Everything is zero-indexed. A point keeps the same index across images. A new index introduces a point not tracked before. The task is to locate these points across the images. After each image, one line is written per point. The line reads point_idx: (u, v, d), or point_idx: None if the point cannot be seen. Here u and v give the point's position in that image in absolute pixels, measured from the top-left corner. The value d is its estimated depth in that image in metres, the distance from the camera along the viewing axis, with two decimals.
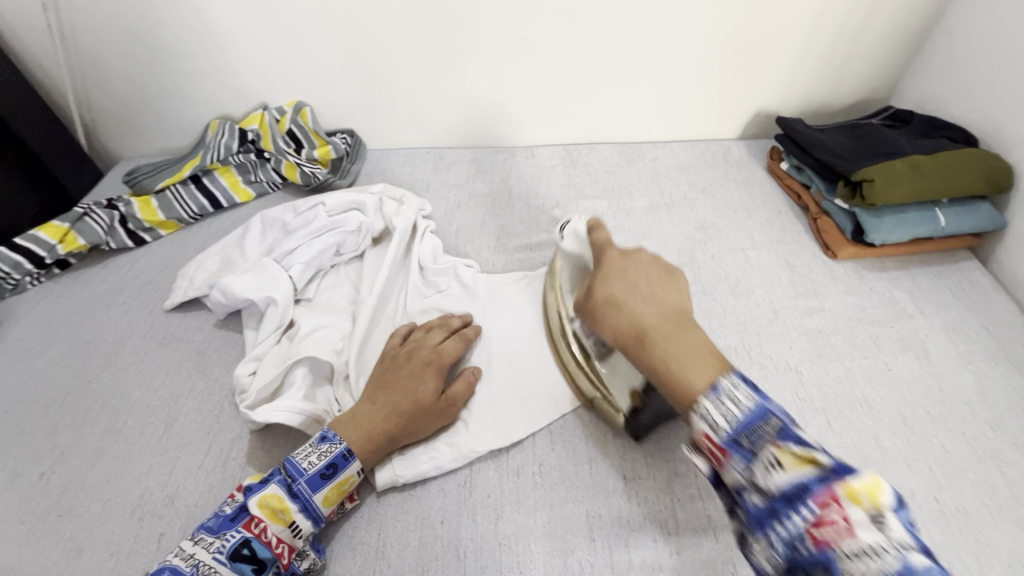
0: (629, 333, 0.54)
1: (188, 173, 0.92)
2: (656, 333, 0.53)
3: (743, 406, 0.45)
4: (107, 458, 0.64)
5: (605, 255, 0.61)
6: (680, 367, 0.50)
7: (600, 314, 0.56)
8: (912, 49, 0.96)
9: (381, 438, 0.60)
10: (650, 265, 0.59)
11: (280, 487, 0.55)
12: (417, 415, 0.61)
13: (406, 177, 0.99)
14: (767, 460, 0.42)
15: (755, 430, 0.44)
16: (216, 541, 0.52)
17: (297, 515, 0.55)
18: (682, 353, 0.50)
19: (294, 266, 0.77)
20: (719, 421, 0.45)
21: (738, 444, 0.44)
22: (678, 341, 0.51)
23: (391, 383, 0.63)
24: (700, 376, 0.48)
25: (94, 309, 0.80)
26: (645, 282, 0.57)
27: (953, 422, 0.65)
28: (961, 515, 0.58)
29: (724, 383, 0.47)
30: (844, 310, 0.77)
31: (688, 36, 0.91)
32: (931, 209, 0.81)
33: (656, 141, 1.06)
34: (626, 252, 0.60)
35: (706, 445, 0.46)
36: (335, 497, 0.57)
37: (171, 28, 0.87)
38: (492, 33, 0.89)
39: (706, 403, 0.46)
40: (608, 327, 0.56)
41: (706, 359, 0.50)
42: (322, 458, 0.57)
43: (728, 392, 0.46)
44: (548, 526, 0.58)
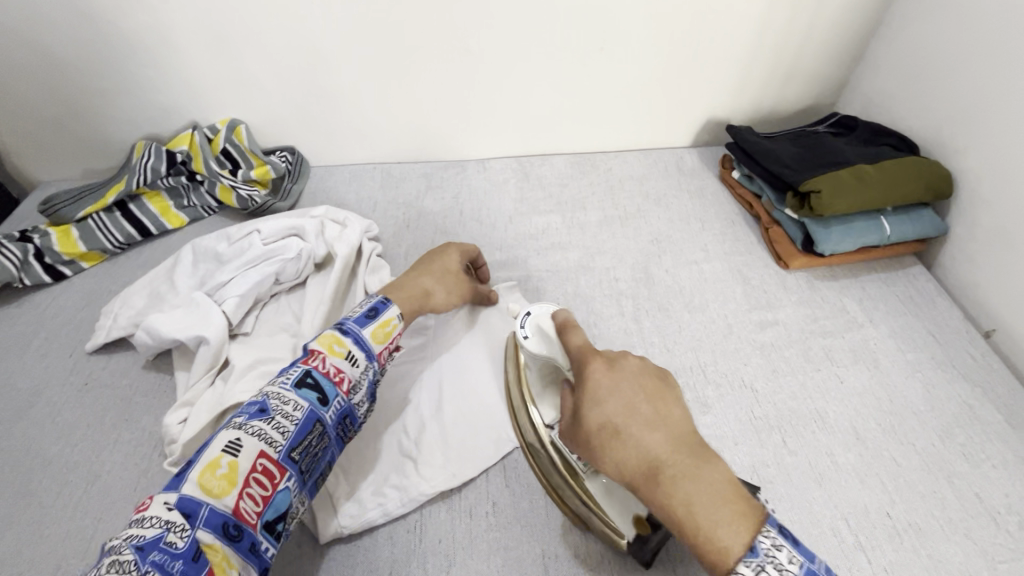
0: (638, 472, 0.45)
1: (113, 200, 0.85)
2: (672, 471, 0.44)
3: (793, 575, 0.40)
4: (19, 525, 0.59)
5: (588, 369, 0.50)
6: (707, 521, 0.41)
7: (603, 447, 0.46)
8: (854, 55, 0.97)
9: (418, 294, 0.64)
10: (643, 377, 0.49)
11: (332, 328, 0.55)
12: (447, 278, 0.68)
13: (352, 196, 0.95)
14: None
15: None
16: (278, 378, 0.51)
17: (353, 348, 0.54)
18: (702, 497, 0.42)
19: (228, 300, 0.72)
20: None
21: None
22: (700, 485, 0.43)
23: (421, 259, 0.69)
24: (734, 536, 0.41)
25: (7, 354, 0.73)
26: (646, 404, 0.47)
27: (903, 433, 0.66)
28: (913, 530, 0.58)
29: (766, 545, 0.40)
30: (797, 322, 0.77)
31: (634, 47, 0.89)
32: (877, 217, 0.81)
33: (609, 151, 1.05)
34: (612, 362, 0.50)
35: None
36: (382, 337, 0.57)
37: (84, 43, 0.81)
38: (435, 45, 0.85)
39: (748, 574, 0.39)
40: (611, 464, 0.46)
41: (738, 510, 0.42)
42: (364, 306, 0.59)
43: (770, 556, 0.40)
44: (503, 570, 0.55)
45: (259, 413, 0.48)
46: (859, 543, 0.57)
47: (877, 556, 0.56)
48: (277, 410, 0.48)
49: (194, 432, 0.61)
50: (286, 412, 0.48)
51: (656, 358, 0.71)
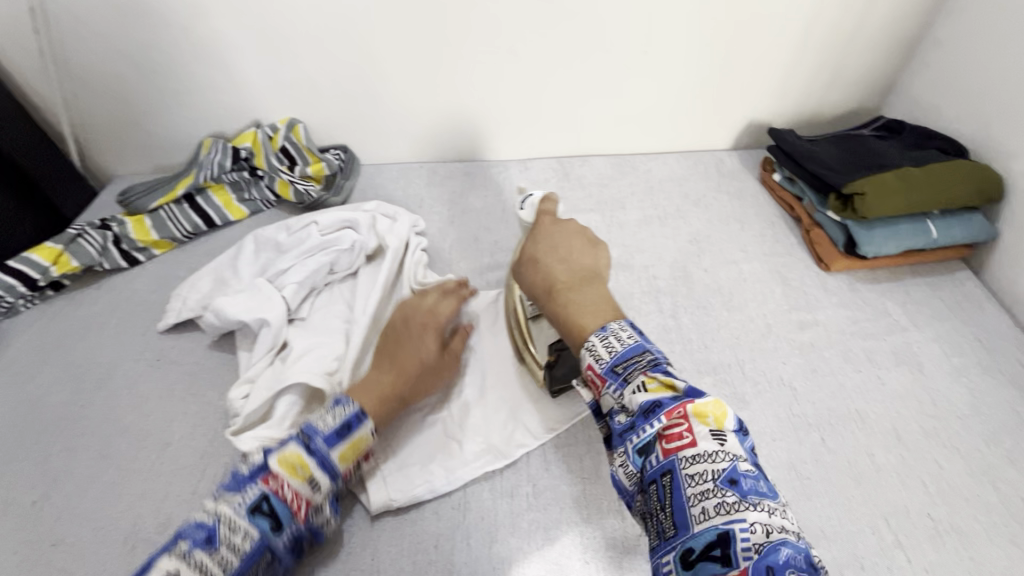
0: (541, 286, 0.62)
1: (182, 192, 0.92)
2: (565, 287, 0.60)
3: (625, 342, 0.52)
4: (100, 484, 0.64)
5: (540, 218, 0.67)
6: (574, 313, 0.58)
7: (521, 269, 0.63)
8: (903, 60, 0.96)
9: (389, 399, 0.62)
10: (575, 233, 0.66)
11: (298, 445, 0.55)
12: (422, 374, 0.64)
13: (400, 192, 0.99)
14: (634, 384, 0.49)
15: (631, 360, 0.51)
16: (236, 497, 0.51)
17: (315, 471, 0.54)
18: (582, 302, 0.59)
19: (287, 286, 0.77)
20: (602, 352, 0.52)
21: (617, 372, 0.51)
22: (582, 296, 0.59)
23: (393, 348, 0.66)
24: (594, 320, 0.56)
25: (88, 331, 0.80)
26: (566, 246, 0.64)
27: (947, 437, 0.65)
28: (956, 532, 0.58)
29: (614, 327, 0.54)
30: (837, 323, 0.77)
31: (677, 50, 0.91)
32: (923, 221, 0.81)
33: (649, 153, 1.06)
34: (557, 222, 0.67)
35: (590, 374, 0.52)
36: (351, 456, 0.57)
37: (163, 46, 0.87)
38: (484, 50, 0.89)
39: (593, 340, 0.53)
40: (526, 282, 0.63)
41: (605, 311, 0.58)
42: (337, 419, 0.57)
43: (614, 332, 0.54)
44: (542, 548, 0.58)
45: (209, 539, 0.49)
46: (898, 541, 0.57)
47: (917, 555, 0.56)
48: (227, 540, 0.49)
49: (256, 408, 0.65)
50: (235, 544, 0.49)
51: (694, 354, 0.72)
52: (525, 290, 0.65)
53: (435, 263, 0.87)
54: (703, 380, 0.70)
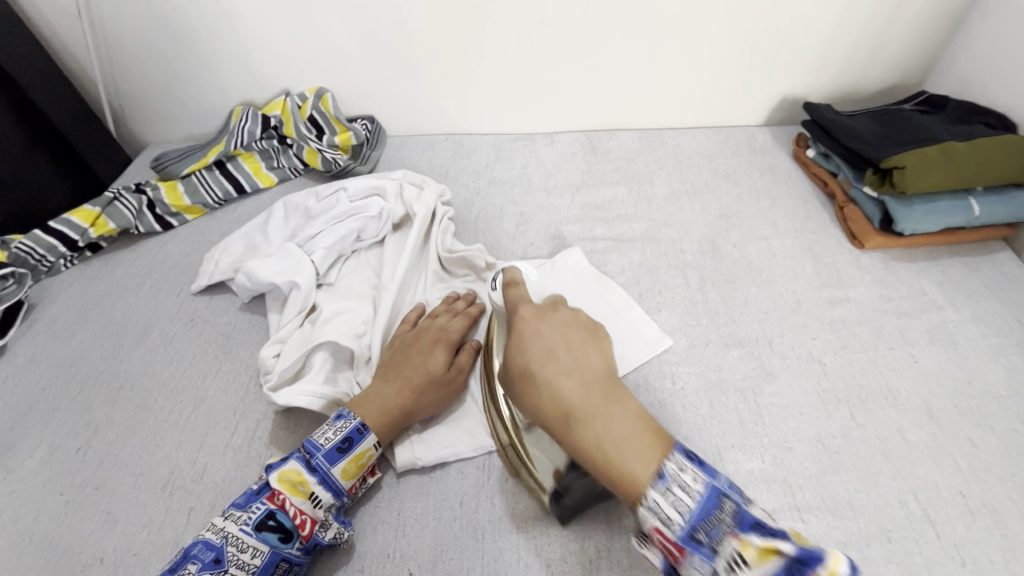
0: (554, 414, 0.53)
1: (213, 159, 0.94)
2: (583, 414, 0.52)
3: (695, 493, 0.44)
4: (139, 435, 0.66)
5: (519, 316, 0.60)
6: (617, 455, 0.48)
7: (522, 393, 0.55)
8: (950, 32, 0.93)
9: (395, 414, 0.61)
10: (566, 323, 0.60)
11: (299, 462, 0.56)
12: (429, 389, 0.63)
13: (425, 163, 0.99)
14: (728, 555, 0.41)
15: (710, 521, 0.43)
16: (242, 515, 0.53)
17: (316, 487, 0.55)
18: (614, 434, 0.50)
19: (317, 251, 0.78)
20: (671, 514, 0.44)
21: (696, 539, 0.43)
22: (610, 423, 0.51)
23: (401, 362, 0.65)
24: (640, 463, 0.47)
25: (125, 291, 0.82)
26: (564, 348, 0.57)
27: (982, 416, 0.64)
28: (987, 510, 0.57)
29: (672, 470, 0.46)
30: (870, 301, 0.75)
31: (713, 19, 0.88)
32: (965, 197, 0.78)
33: (678, 128, 1.04)
34: (541, 314, 0.60)
35: (659, 540, 0.44)
36: (354, 471, 0.57)
37: (196, 13, 0.88)
38: (515, 19, 0.88)
39: (654, 497, 0.45)
40: (532, 407, 0.55)
41: (647, 441, 0.49)
42: (337, 434, 0.58)
43: (674, 478, 0.45)
44: (566, 509, 0.59)
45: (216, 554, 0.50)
46: (927, 517, 0.56)
47: (947, 531, 0.55)
48: (235, 558, 0.50)
49: (286, 366, 0.66)
50: (243, 560, 0.50)
51: (721, 328, 0.72)
52: (531, 413, 0.56)
53: (461, 234, 0.88)
54: (730, 353, 0.69)
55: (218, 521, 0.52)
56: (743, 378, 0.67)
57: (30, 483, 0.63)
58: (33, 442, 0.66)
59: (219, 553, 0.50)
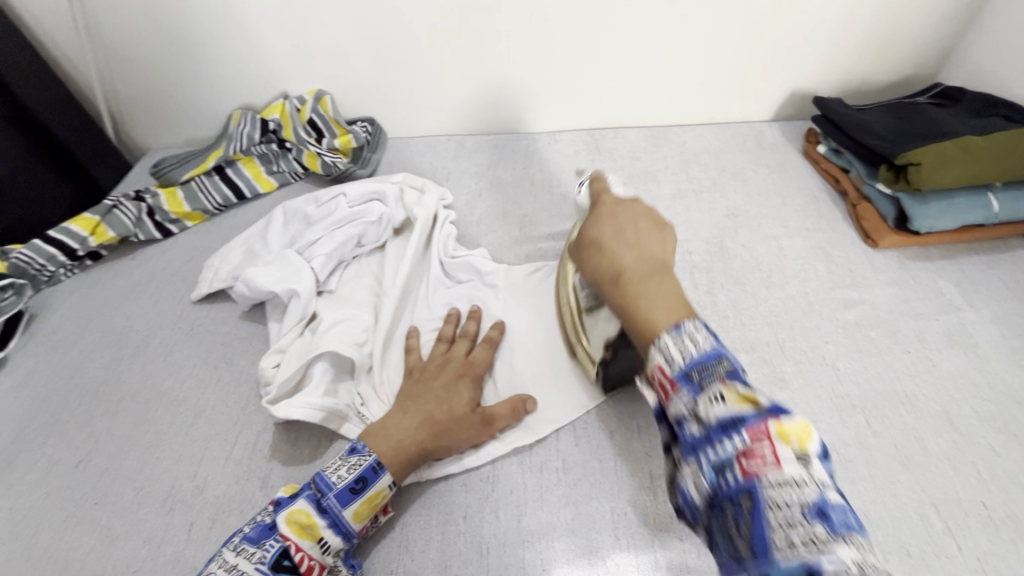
0: (606, 273, 0.54)
1: (212, 164, 0.93)
2: (631, 275, 0.52)
3: (699, 346, 0.44)
4: (139, 447, 0.66)
5: (600, 202, 0.61)
6: (646, 304, 0.49)
7: (586, 255, 0.56)
8: (966, 21, 0.89)
9: (413, 451, 0.58)
10: (640, 215, 0.57)
11: (309, 502, 0.54)
12: (451, 427, 0.59)
13: (427, 165, 0.98)
14: (711, 394, 0.41)
15: (705, 368, 0.43)
16: (256, 551, 0.51)
17: (328, 530, 0.53)
18: (652, 296, 0.50)
19: (316, 258, 0.77)
20: (674, 354, 0.44)
21: (690, 378, 0.43)
22: (653, 289, 0.50)
23: (422, 394, 0.62)
24: (665, 315, 0.47)
25: (126, 300, 0.81)
26: (632, 230, 0.56)
27: (1004, 422, 0.61)
28: (1011, 521, 0.55)
29: (687, 327, 0.45)
30: (885, 302, 0.73)
31: (719, 11, 0.86)
32: (983, 193, 0.75)
33: (684, 124, 1.02)
34: (620, 202, 0.59)
35: (658, 377, 0.45)
36: (366, 513, 0.54)
37: (192, 17, 0.87)
38: (517, 16, 0.86)
39: (667, 341, 0.45)
40: (589, 269, 0.56)
41: (676, 308, 0.48)
42: (351, 472, 0.55)
43: (688, 334, 0.45)
44: (573, 523, 0.57)
45: None
46: (948, 529, 0.54)
47: (969, 544, 0.53)
48: None
49: (286, 377, 0.65)
50: None
51: (731, 332, 0.70)
52: (590, 279, 0.57)
53: (464, 236, 0.86)
54: (740, 358, 0.67)
55: (230, 557, 0.51)
56: (754, 384, 0.65)
57: (31, 497, 0.62)
58: (34, 455, 0.66)
59: None
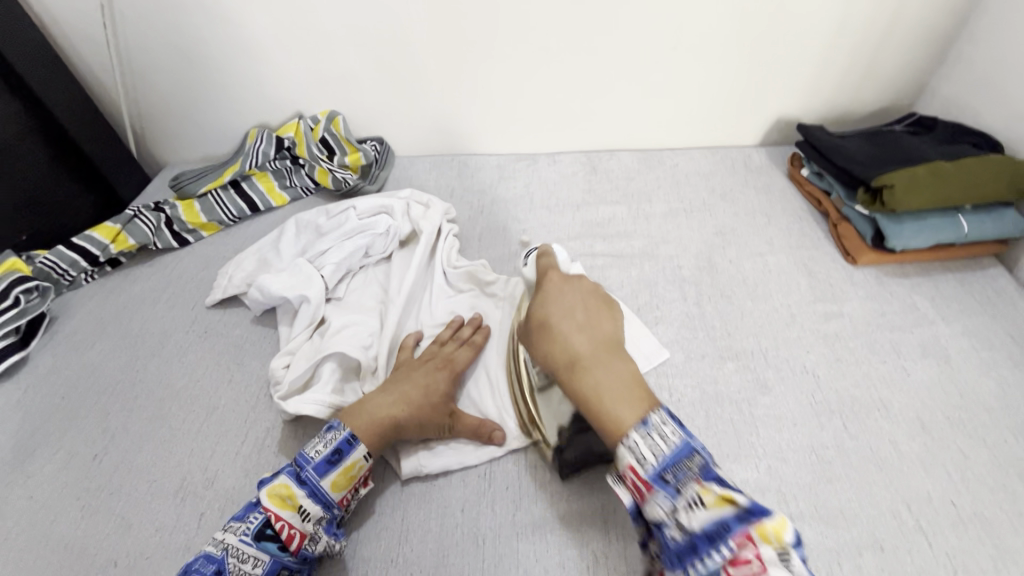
0: (562, 360, 0.60)
1: (228, 179, 0.99)
2: (587, 362, 0.59)
3: (670, 443, 0.50)
4: (153, 442, 0.69)
5: (547, 278, 0.68)
6: (608, 402, 0.55)
7: (537, 339, 0.63)
8: (938, 56, 0.96)
9: (384, 425, 0.62)
10: (588, 293, 0.67)
11: (289, 476, 0.57)
12: (422, 412, 0.63)
13: (432, 183, 1.03)
14: (690, 497, 0.47)
15: (679, 467, 0.49)
16: (241, 525, 0.54)
17: (307, 500, 0.56)
18: (610, 381, 0.56)
19: (326, 266, 0.81)
20: (646, 454, 0.50)
21: (664, 479, 0.49)
22: (610, 372, 0.57)
23: (401, 379, 0.66)
24: (628, 412, 0.53)
25: (143, 304, 0.86)
26: (581, 311, 0.64)
27: (974, 428, 0.65)
28: (980, 520, 0.58)
29: (655, 421, 0.52)
30: (863, 315, 0.77)
31: (707, 43, 0.92)
32: (954, 215, 0.80)
33: (676, 148, 1.08)
34: (566, 279, 0.68)
35: (632, 478, 0.50)
36: (344, 483, 0.58)
37: (216, 43, 0.93)
38: (520, 46, 0.92)
39: (635, 437, 0.51)
40: (546, 355, 0.62)
41: (637, 395, 0.55)
42: (327, 446, 0.59)
43: (656, 428, 0.51)
44: (565, 517, 0.60)
45: (216, 566, 0.51)
46: (920, 527, 0.57)
47: (939, 541, 0.56)
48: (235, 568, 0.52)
49: (296, 376, 0.69)
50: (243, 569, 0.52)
51: (717, 341, 0.74)
52: (542, 363, 0.63)
53: (466, 249, 0.91)
54: (726, 365, 0.71)
55: (217, 535, 0.54)
56: (738, 390, 0.68)
57: (49, 488, 0.65)
58: (52, 448, 0.69)
59: (218, 564, 0.52)
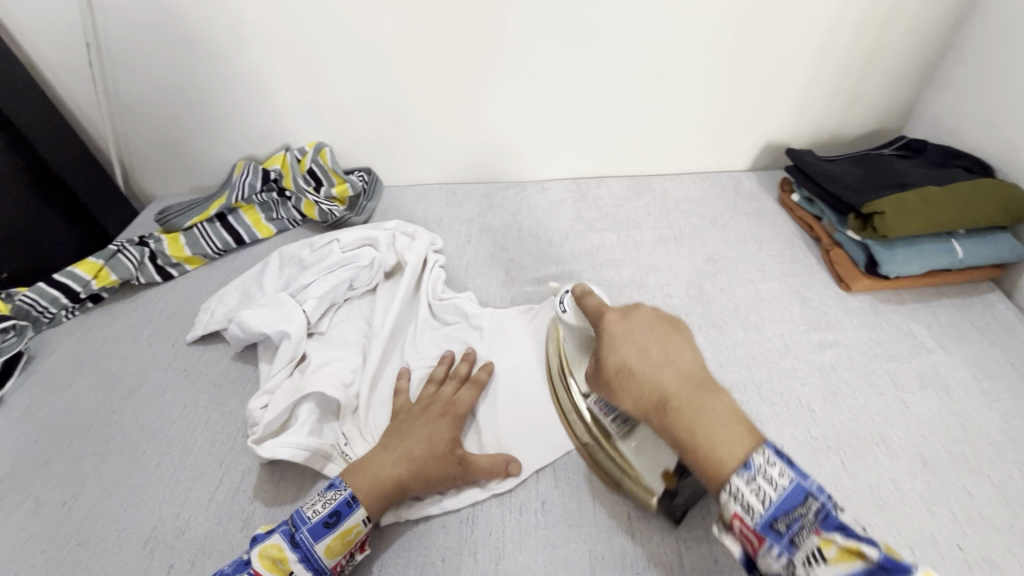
0: (649, 402, 0.51)
1: (215, 212, 0.97)
2: (678, 402, 0.50)
3: (779, 487, 0.43)
4: (125, 488, 0.67)
5: (604, 317, 0.57)
6: (707, 440, 0.47)
7: (616, 385, 0.53)
8: (925, 79, 0.96)
9: (388, 488, 0.58)
10: (653, 321, 0.56)
11: (283, 537, 0.55)
12: (431, 466, 0.60)
13: (420, 212, 1.02)
14: (809, 550, 0.40)
15: (791, 514, 0.42)
16: None
17: (298, 566, 0.53)
18: (707, 420, 0.48)
19: (308, 300, 0.79)
20: (753, 502, 0.43)
21: (776, 530, 0.42)
22: (705, 413, 0.49)
23: (404, 433, 0.63)
24: (733, 452, 0.46)
25: (123, 341, 0.84)
26: (654, 342, 0.54)
27: (978, 464, 0.62)
28: (988, 565, 0.55)
29: (761, 463, 0.44)
30: (859, 345, 0.75)
31: (692, 70, 0.92)
32: (947, 240, 0.79)
33: (665, 174, 1.07)
34: (626, 312, 0.57)
35: (739, 527, 0.44)
36: (339, 549, 0.55)
37: (202, 77, 0.93)
38: (505, 74, 0.92)
39: (740, 484, 0.44)
40: (625, 399, 0.53)
41: (738, 432, 0.47)
42: (326, 506, 0.56)
43: (762, 471, 0.44)
44: (550, 566, 0.57)
45: None
46: None
47: None
48: None
49: (273, 416, 0.66)
50: None
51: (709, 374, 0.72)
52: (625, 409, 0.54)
53: (453, 280, 0.89)
54: None
55: None
56: None
57: (15, 539, 0.63)
58: (21, 495, 0.66)
59: None
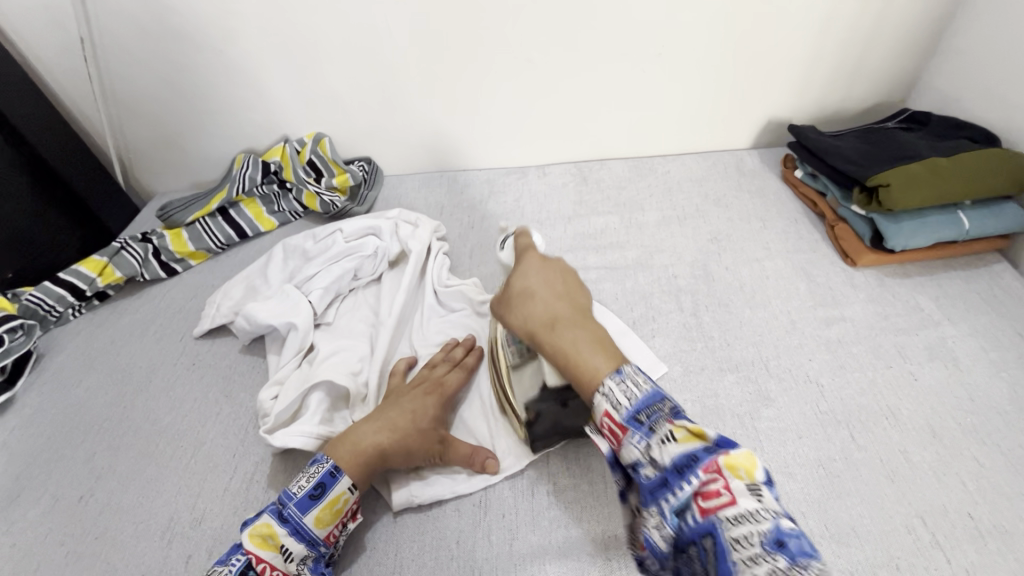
0: (539, 321, 0.58)
1: (216, 206, 0.97)
2: (564, 323, 0.57)
3: (643, 389, 0.49)
4: (140, 481, 0.67)
5: (527, 254, 0.65)
6: (583, 353, 0.54)
7: (512, 310, 0.60)
8: (929, 50, 0.94)
9: (369, 456, 0.60)
10: (565, 269, 0.64)
11: (272, 515, 0.55)
12: (413, 440, 0.61)
13: (421, 201, 1.02)
14: (662, 434, 0.45)
15: (653, 408, 0.47)
16: (222, 569, 0.51)
17: (291, 539, 0.54)
18: (583, 339, 0.55)
19: (314, 291, 0.80)
20: (621, 400, 0.48)
21: (639, 421, 0.47)
22: (583, 335, 0.56)
23: (389, 406, 0.64)
24: (601, 361, 0.53)
25: (131, 337, 0.84)
26: (559, 282, 0.62)
27: (987, 433, 0.62)
28: (999, 532, 0.55)
29: (630, 371, 0.51)
30: (866, 319, 0.75)
31: (692, 48, 0.91)
32: (953, 211, 0.78)
33: (667, 155, 1.06)
34: (546, 258, 0.65)
35: (608, 423, 0.49)
36: (329, 518, 0.55)
37: (197, 70, 0.92)
38: (502, 57, 0.91)
39: (611, 384, 0.50)
40: (520, 317, 0.60)
41: (609, 353, 0.54)
42: (310, 480, 0.56)
43: (630, 377, 0.50)
44: (563, 545, 0.58)
45: None
46: (936, 541, 0.55)
47: (958, 557, 0.53)
48: None
49: (283, 407, 0.67)
50: None
51: (716, 352, 0.72)
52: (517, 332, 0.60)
53: (457, 267, 0.89)
54: (726, 378, 0.69)
55: None
56: (740, 403, 0.66)
57: (33, 535, 0.63)
58: (38, 491, 0.67)
59: None
